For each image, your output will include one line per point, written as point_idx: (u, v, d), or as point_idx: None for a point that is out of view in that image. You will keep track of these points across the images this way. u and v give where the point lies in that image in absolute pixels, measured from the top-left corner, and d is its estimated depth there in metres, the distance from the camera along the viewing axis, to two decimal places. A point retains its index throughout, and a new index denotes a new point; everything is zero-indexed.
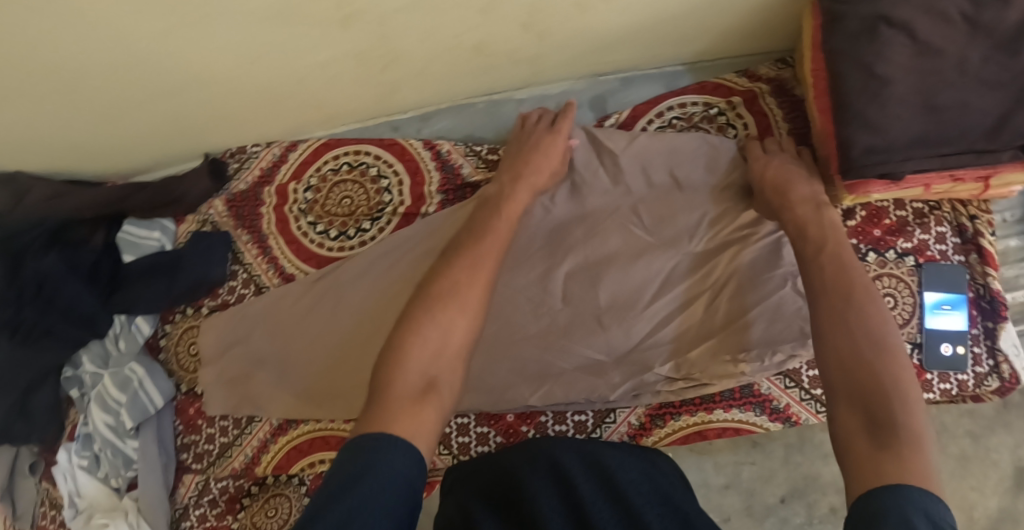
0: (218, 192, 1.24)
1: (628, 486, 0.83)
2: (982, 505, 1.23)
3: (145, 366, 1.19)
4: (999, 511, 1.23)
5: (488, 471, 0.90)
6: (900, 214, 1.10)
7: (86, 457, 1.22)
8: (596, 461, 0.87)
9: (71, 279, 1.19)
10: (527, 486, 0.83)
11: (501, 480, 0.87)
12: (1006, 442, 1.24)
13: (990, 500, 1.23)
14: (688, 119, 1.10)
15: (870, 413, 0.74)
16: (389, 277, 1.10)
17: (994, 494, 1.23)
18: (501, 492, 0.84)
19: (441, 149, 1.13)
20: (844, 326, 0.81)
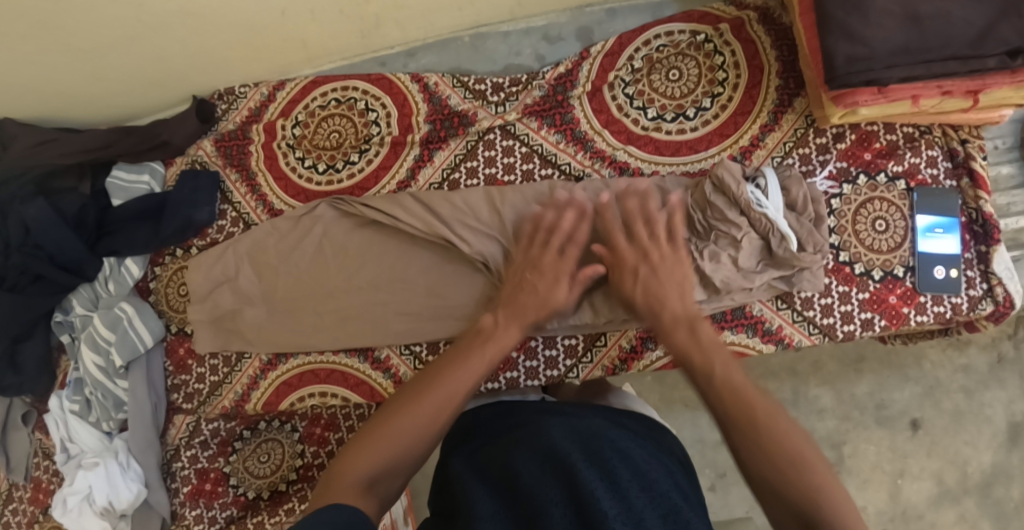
0: (206, 134, 1.23)
1: (632, 477, 0.78)
2: (977, 460, 1.48)
3: (134, 306, 1.18)
4: (993, 465, 1.47)
5: (488, 452, 0.86)
6: (891, 138, 1.08)
7: (77, 402, 1.20)
8: (596, 448, 0.83)
9: (60, 224, 1.17)
10: (529, 472, 0.79)
11: (503, 464, 0.84)
12: (999, 397, 1.48)
13: (984, 454, 1.47)
14: (675, 47, 1.10)
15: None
16: (378, 233, 1.10)
17: (988, 449, 1.47)
18: (503, 479, 0.81)
19: (429, 81, 1.13)
20: None
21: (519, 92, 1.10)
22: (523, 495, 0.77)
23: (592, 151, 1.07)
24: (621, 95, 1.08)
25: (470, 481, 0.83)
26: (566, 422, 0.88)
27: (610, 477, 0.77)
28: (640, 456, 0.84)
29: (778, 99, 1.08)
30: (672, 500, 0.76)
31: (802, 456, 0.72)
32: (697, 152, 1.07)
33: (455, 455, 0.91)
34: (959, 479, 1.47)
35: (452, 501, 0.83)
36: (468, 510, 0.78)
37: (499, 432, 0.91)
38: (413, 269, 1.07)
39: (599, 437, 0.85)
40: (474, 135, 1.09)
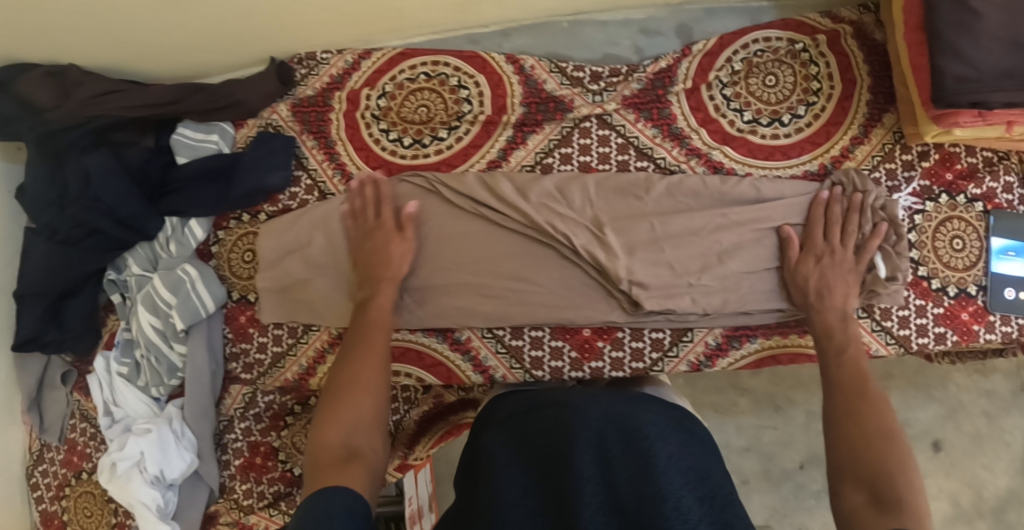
0: (282, 97, 1.19)
1: (666, 461, 0.77)
2: (992, 485, 1.53)
3: (197, 268, 1.13)
4: (1007, 489, 1.52)
5: (522, 430, 0.84)
6: (971, 160, 1.11)
7: (126, 364, 1.15)
8: (629, 429, 0.81)
9: (120, 177, 1.12)
10: (563, 448, 0.78)
11: (535, 438, 0.83)
12: (1018, 424, 1.53)
13: (999, 479, 1.52)
14: (772, 53, 1.11)
15: (877, 492, 0.78)
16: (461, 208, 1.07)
17: (1004, 474, 1.52)
18: (535, 453, 0.81)
19: (524, 63, 1.12)
20: (855, 417, 0.86)
21: (618, 83, 1.10)
22: (565, 474, 0.75)
23: (688, 147, 1.08)
24: (718, 96, 1.09)
25: (501, 454, 0.82)
26: (598, 399, 0.85)
27: (646, 462, 0.76)
28: (677, 440, 0.82)
29: (868, 112, 1.10)
30: (709, 487, 0.77)
31: (858, 391, 0.89)
32: (789, 158, 1.09)
33: (484, 429, 0.90)
34: (975, 502, 1.53)
35: (482, 478, 0.81)
36: (495, 484, 0.78)
37: (529, 406, 0.89)
38: (501, 255, 1.05)
39: (635, 418, 0.83)
40: (570, 121, 1.09)
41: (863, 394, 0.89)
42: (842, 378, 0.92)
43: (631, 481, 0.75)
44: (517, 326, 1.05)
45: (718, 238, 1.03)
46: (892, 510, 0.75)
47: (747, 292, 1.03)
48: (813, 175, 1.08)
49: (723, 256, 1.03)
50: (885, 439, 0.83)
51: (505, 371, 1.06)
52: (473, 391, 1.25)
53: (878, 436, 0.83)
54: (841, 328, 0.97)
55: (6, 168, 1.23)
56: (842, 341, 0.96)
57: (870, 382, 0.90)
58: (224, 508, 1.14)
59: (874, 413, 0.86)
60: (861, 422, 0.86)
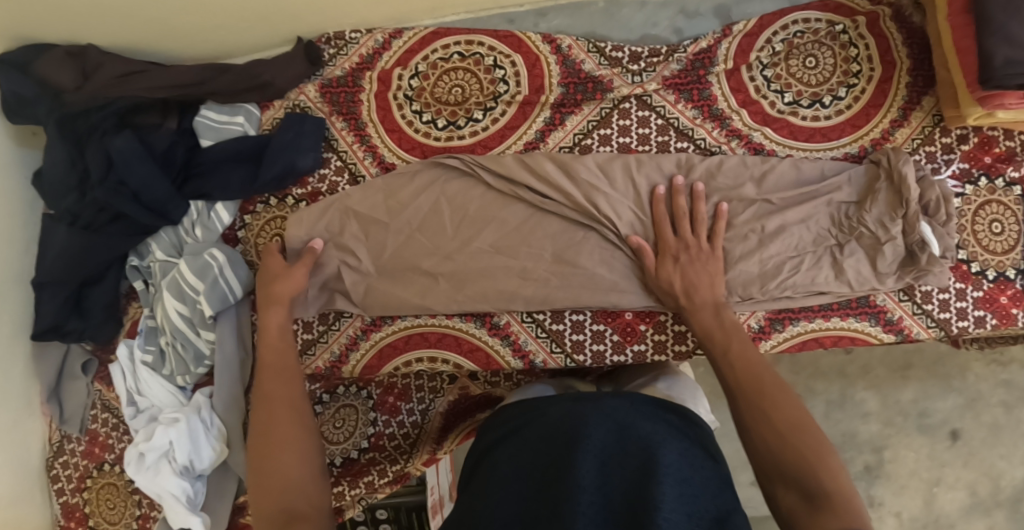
0: (311, 77, 1.17)
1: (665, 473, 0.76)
2: (1009, 474, 1.54)
3: (225, 253, 1.10)
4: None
5: (524, 440, 0.84)
6: (1010, 144, 1.10)
7: (151, 352, 1.12)
8: (628, 441, 0.81)
9: (145, 158, 1.09)
10: (565, 456, 0.78)
11: (537, 450, 0.82)
12: None
13: (1016, 468, 1.54)
14: (812, 34, 1.10)
15: (806, 488, 0.76)
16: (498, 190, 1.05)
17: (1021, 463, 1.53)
18: (534, 461, 0.81)
19: (561, 43, 1.10)
20: (763, 409, 0.84)
21: (658, 63, 1.08)
22: (566, 482, 0.75)
23: (728, 128, 1.07)
24: (759, 77, 1.08)
25: (501, 460, 0.83)
26: (597, 406, 0.85)
27: (646, 472, 0.76)
28: (679, 449, 0.82)
29: (907, 95, 1.09)
30: (702, 503, 0.76)
31: (758, 387, 0.86)
32: (830, 140, 1.07)
33: (488, 436, 0.91)
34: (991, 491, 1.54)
35: (480, 487, 0.81)
36: (493, 489, 0.78)
37: (528, 412, 0.90)
38: (539, 237, 1.04)
39: (637, 427, 0.83)
40: (609, 102, 1.07)
41: (762, 388, 0.86)
42: (734, 376, 0.88)
43: (627, 494, 0.75)
44: (558, 310, 1.04)
45: (760, 223, 1.02)
46: (825, 509, 0.73)
47: (791, 276, 1.01)
48: (853, 157, 1.08)
49: (767, 239, 1.02)
50: (800, 432, 0.81)
51: (546, 355, 1.04)
52: (499, 384, 1.23)
53: (790, 430, 0.81)
54: (721, 327, 0.94)
55: (20, 154, 1.18)
56: (726, 340, 0.93)
57: (763, 373, 0.88)
58: None
59: (780, 404, 0.84)
60: (769, 412, 0.83)
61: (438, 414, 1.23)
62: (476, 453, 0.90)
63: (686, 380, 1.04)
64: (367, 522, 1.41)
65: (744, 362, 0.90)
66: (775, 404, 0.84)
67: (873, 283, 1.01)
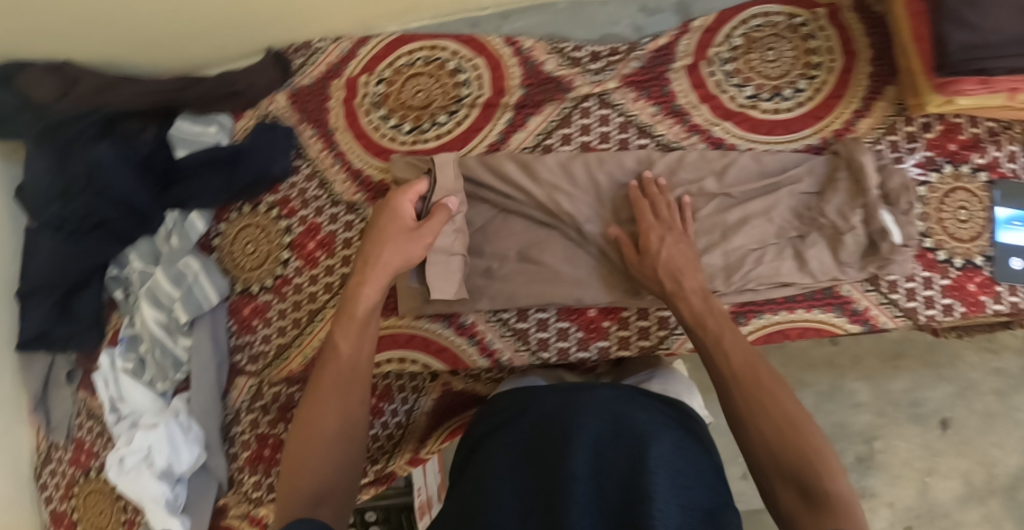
0: (282, 86, 1.19)
1: (657, 464, 0.77)
2: (1004, 462, 1.49)
3: (199, 262, 1.13)
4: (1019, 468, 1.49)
5: (518, 432, 0.87)
6: (975, 131, 1.10)
7: (130, 360, 1.15)
8: (622, 433, 0.82)
9: (127, 165, 1.11)
10: (559, 446, 0.81)
11: (530, 442, 0.85)
12: None
13: (1011, 457, 1.49)
14: (771, 28, 1.10)
15: (803, 485, 0.73)
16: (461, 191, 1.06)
17: (1014, 452, 1.49)
18: (528, 451, 0.83)
19: (523, 45, 1.11)
20: (758, 404, 0.79)
21: (618, 61, 1.09)
22: (556, 474, 0.78)
23: (689, 124, 1.07)
24: (719, 72, 1.09)
25: (496, 455, 0.85)
26: (593, 397, 0.87)
27: (639, 463, 0.78)
28: (674, 441, 0.83)
29: (870, 85, 1.09)
30: (696, 495, 0.77)
31: (752, 380, 0.81)
32: (792, 133, 1.08)
33: (483, 429, 0.92)
34: (987, 480, 1.49)
35: (470, 487, 0.83)
36: (488, 487, 0.80)
37: (524, 404, 0.91)
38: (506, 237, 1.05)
39: (630, 419, 0.84)
40: (570, 102, 1.08)
41: (758, 382, 0.80)
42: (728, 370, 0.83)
43: (621, 483, 0.77)
44: (523, 308, 1.05)
45: (721, 216, 1.03)
46: (823, 511, 0.70)
47: (753, 268, 1.02)
48: (815, 149, 1.07)
49: (728, 232, 1.03)
50: (795, 425, 0.77)
51: (512, 354, 1.05)
52: (479, 380, 1.28)
53: (783, 424, 0.77)
54: (709, 315, 0.89)
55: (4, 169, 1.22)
56: (717, 326, 0.88)
57: (759, 365, 0.82)
58: (234, 501, 1.12)
59: (776, 398, 0.79)
60: (765, 408, 0.79)
61: (422, 413, 1.28)
62: (470, 447, 0.91)
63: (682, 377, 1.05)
64: (357, 525, 1.44)
65: (730, 348, 0.85)
66: (772, 402, 0.79)
67: (835, 273, 1.02)
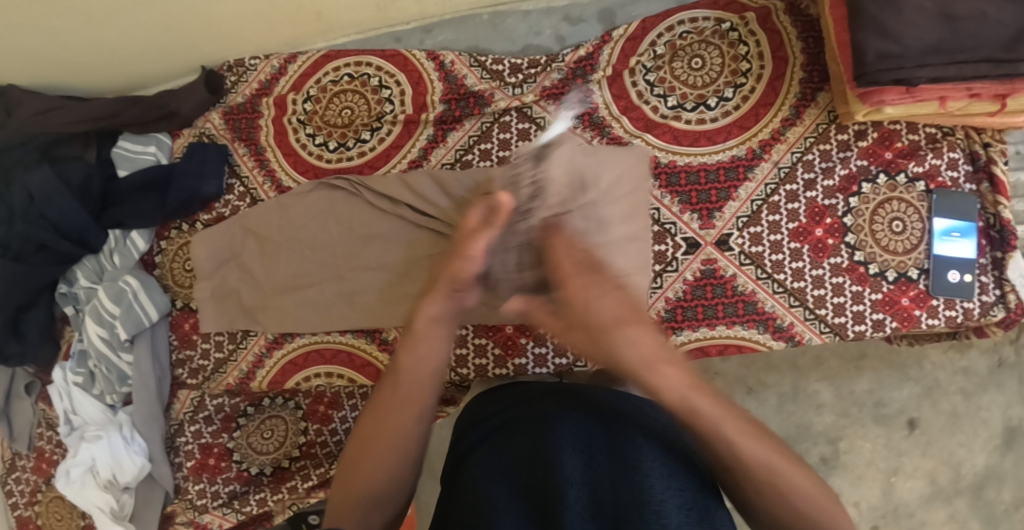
0: (215, 106, 1.21)
1: (652, 465, 0.75)
2: (971, 462, 1.46)
3: (139, 279, 1.16)
4: (986, 467, 1.45)
5: (506, 431, 0.82)
6: (913, 138, 1.05)
7: (80, 374, 1.19)
8: (613, 436, 0.77)
9: (64, 193, 1.16)
10: (550, 453, 0.76)
11: (521, 443, 0.79)
12: (997, 401, 1.45)
13: (977, 457, 1.46)
14: (698, 34, 1.07)
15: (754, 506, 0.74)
16: (380, 210, 1.08)
17: (982, 452, 1.45)
18: (523, 457, 0.78)
19: (444, 59, 1.11)
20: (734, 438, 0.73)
21: (538, 74, 1.08)
22: (549, 482, 0.73)
23: (609, 137, 1.05)
24: (642, 82, 1.06)
25: (486, 459, 0.81)
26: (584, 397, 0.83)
27: (631, 465, 0.74)
28: (666, 438, 0.79)
29: (800, 92, 1.06)
30: (694, 490, 0.75)
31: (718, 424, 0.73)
32: (716, 144, 1.05)
33: (472, 429, 0.88)
34: (952, 481, 1.46)
35: (465, 506, 0.78)
36: (482, 492, 0.76)
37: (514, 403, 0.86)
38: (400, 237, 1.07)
39: (619, 420, 0.80)
40: (489, 115, 1.07)
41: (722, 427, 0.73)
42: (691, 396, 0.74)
43: (614, 487, 0.73)
44: None
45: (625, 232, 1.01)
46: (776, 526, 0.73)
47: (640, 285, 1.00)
48: (741, 160, 1.05)
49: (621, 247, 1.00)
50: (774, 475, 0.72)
51: None
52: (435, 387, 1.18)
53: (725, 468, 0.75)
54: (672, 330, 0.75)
55: None
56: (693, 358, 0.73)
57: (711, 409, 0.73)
58: (180, 508, 1.19)
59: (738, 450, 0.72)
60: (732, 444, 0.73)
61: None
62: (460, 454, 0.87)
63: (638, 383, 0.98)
64: None
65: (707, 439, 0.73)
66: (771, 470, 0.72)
67: None
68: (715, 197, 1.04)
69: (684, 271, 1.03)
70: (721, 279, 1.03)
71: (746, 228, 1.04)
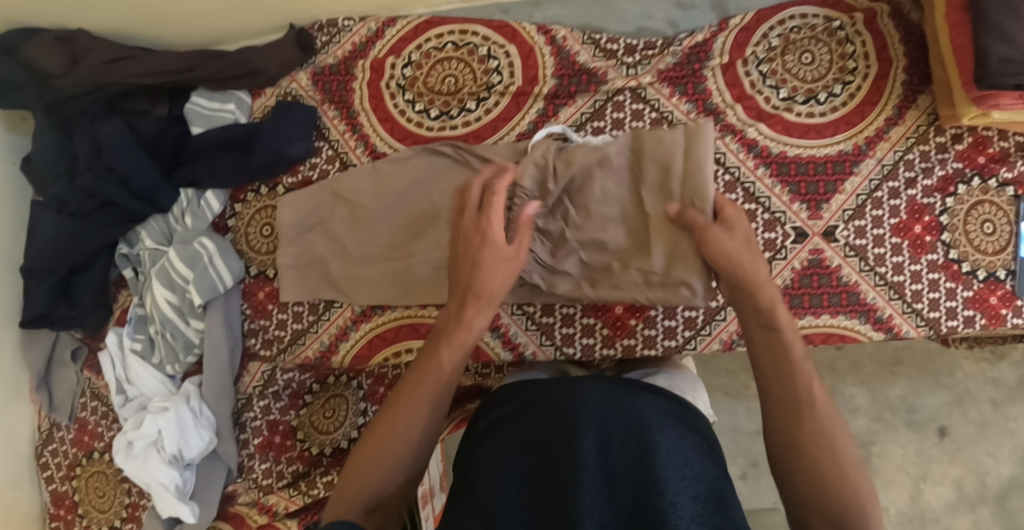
0: (303, 65, 1.15)
1: (666, 455, 0.75)
2: (995, 471, 1.38)
3: (215, 242, 1.10)
4: (1010, 477, 1.38)
5: (521, 418, 0.82)
6: (1004, 145, 1.07)
7: (139, 340, 1.12)
8: (629, 422, 0.77)
9: (133, 145, 1.09)
10: (566, 435, 0.76)
11: (536, 427, 0.79)
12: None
13: (1002, 466, 1.38)
14: (809, 30, 1.09)
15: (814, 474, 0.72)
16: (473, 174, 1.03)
17: (1007, 462, 1.38)
18: (538, 441, 0.78)
19: (556, 34, 1.09)
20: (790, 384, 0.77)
21: (653, 56, 1.08)
22: (562, 465, 0.73)
23: (722, 124, 1.07)
24: (755, 72, 1.07)
25: (501, 438, 0.81)
26: (600, 381, 0.83)
27: (647, 454, 0.74)
28: (678, 431, 0.80)
29: (903, 94, 1.08)
30: (704, 485, 0.75)
31: (786, 371, 0.78)
32: (824, 138, 1.07)
33: (483, 416, 0.87)
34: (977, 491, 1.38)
35: (472, 488, 0.77)
36: (491, 471, 0.76)
37: (528, 392, 0.86)
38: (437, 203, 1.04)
39: (634, 409, 0.80)
40: (604, 94, 1.06)
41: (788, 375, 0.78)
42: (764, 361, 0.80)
43: (631, 474, 0.73)
44: (548, 303, 1.04)
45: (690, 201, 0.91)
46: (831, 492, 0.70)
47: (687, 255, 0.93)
48: (848, 155, 1.07)
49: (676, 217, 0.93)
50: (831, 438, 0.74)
51: (536, 348, 1.04)
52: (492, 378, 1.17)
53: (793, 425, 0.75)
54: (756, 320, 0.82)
55: (10, 137, 1.19)
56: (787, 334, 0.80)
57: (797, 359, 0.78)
58: (243, 488, 1.11)
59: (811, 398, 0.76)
60: (794, 385, 0.77)
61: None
62: (475, 434, 0.86)
63: (686, 373, 0.98)
64: None
65: (784, 378, 0.78)
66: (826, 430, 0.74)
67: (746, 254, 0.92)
68: (822, 189, 1.06)
69: (793, 260, 1.05)
70: (827, 269, 1.05)
71: (852, 220, 1.06)
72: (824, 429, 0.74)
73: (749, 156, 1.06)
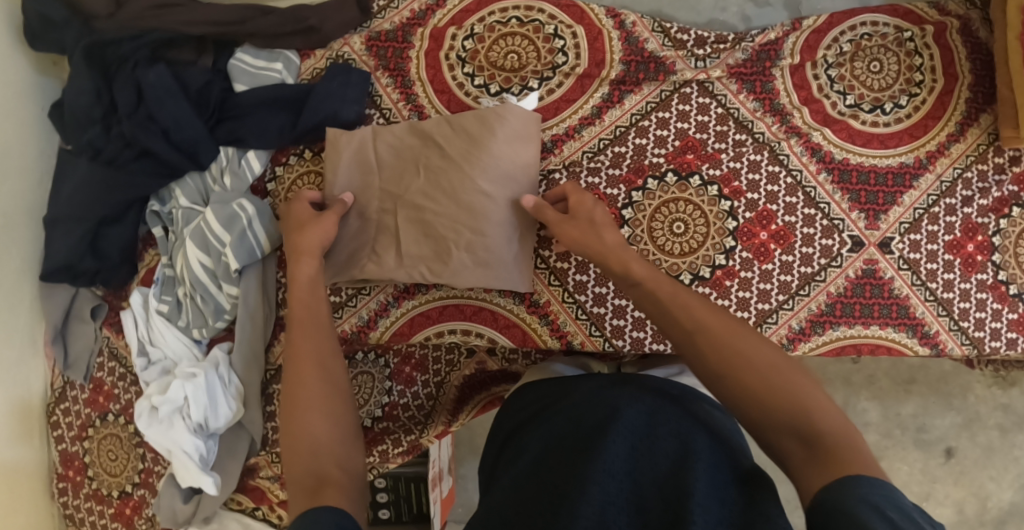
0: (360, 28, 1.11)
1: (701, 461, 0.72)
2: (996, 496, 1.30)
3: (255, 205, 1.05)
4: (1010, 504, 1.30)
5: (550, 426, 0.81)
6: None
7: (166, 302, 1.07)
8: (658, 435, 0.76)
9: (178, 95, 1.05)
10: (594, 441, 0.75)
11: (564, 433, 0.79)
12: None
13: (1004, 492, 1.30)
14: (880, 38, 1.07)
15: (800, 431, 0.67)
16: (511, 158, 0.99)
17: (1009, 488, 1.30)
18: (564, 445, 0.77)
19: (625, 19, 1.07)
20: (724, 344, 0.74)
21: (723, 50, 1.07)
22: (585, 466, 0.72)
23: (788, 125, 1.05)
24: (823, 76, 1.06)
25: (530, 440, 0.81)
26: (633, 391, 0.82)
27: (680, 462, 0.72)
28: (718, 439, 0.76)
29: (966, 111, 1.06)
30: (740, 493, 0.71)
31: (710, 335, 0.75)
32: (887, 148, 1.05)
33: (512, 424, 0.88)
34: (977, 514, 1.31)
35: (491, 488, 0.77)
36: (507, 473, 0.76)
37: (559, 397, 0.86)
38: (492, 202, 0.98)
39: (667, 418, 0.78)
40: (671, 84, 1.05)
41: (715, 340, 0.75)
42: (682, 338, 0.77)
43: (660, 483, 0.70)
44: (601, 294, 1.01)
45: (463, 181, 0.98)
46: (823, 452, 0.65)
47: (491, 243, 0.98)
48: (908, 168, 1.05)
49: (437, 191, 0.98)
50: (783, 375, 0.71)
51: (584, 338, 1.02)
52: (516, 362, 1.13)
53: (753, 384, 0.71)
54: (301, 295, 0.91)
55: (39, 80, 1.13)
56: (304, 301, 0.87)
57: (718, 323, 0.76)
58: (264, 462, 1.07)
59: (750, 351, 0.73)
60: (731, 344, 0.74)
61: (454, 387, 1.13)
62: (504, 438, 0.87)
63: None
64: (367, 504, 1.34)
65: (713, 340, 0.75)
66: (780, 376, 0.71)
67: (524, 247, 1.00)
68: (882, 199, 1.05)
69: (847, 268, 1.03)
70: (880, 280, 1.04)
71: (907, 234, 1.04)
72: (774, 373, 0.71)
73: (812, 161, 1.05)
